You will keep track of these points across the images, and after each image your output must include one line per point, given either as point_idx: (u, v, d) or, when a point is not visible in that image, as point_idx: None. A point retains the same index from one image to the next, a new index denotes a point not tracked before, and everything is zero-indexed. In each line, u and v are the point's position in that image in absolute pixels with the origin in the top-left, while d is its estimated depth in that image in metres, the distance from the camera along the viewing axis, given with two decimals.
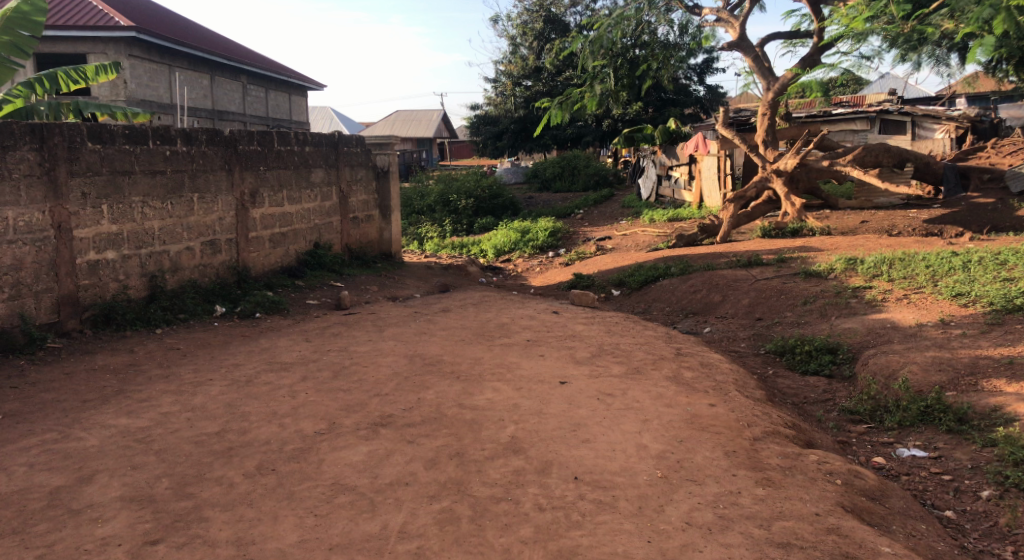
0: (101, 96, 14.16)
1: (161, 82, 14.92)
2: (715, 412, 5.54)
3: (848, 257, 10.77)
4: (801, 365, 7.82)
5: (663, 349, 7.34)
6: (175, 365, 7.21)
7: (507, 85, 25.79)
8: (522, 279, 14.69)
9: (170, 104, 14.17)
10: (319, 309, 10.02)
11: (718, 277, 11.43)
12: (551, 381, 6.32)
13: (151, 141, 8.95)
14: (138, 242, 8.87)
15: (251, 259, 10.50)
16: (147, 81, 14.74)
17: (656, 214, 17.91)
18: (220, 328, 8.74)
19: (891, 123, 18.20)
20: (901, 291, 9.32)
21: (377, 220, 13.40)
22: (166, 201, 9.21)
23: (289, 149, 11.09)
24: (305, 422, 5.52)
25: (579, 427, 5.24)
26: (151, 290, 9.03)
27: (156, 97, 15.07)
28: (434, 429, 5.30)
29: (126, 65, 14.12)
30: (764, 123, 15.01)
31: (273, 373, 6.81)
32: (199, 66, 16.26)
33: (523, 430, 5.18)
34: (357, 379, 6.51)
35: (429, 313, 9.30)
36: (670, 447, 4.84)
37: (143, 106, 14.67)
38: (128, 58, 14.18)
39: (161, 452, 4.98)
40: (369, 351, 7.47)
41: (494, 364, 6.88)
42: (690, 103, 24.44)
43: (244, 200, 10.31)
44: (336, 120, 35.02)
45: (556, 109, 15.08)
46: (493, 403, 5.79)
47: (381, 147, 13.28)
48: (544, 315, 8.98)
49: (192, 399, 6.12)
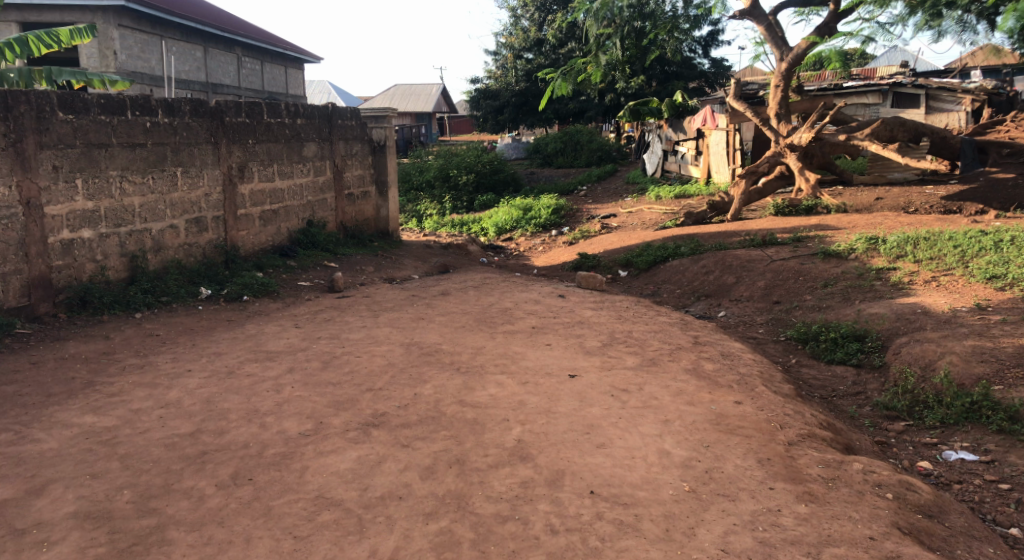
0: (89, 68, 13.50)
1: (154, 54, 14.30)
2: (743, 411, 5.01)
3: (869, 236, 10.23)
4: (827, 354, 7.34)
5: (680, 338, 6.81)
6: (153, 354, 6.66)
7: (508, 58, 25.11)
8: (525, 259, 14.13)
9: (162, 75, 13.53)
10: (311, 291, 9.44)
11: (731, 257, 10.89)
12: (560, 374, 5.79)
13: (129, 112, 8.36)
14: (117, 219, 8.32)
15: (240, 237, 9.95)
16: (138, 52, 14.11)
17: (662, 191, 17.34)
18: (205, 313, 8.17)
19: (905, 97, 17.61)
20: (930, 274, 8.81)
21: (374, 197, 12.83)
22: (147, 175, 8.63)
23: (280, 122, 10.51)
24: (289, 422, 4.98)
25: (594, 428, 4.72)
26: (131, 271, 8.49)
27: (148, 69, 14.43)
28: (432, 430, 4.78)
29: (115, 35, 13.46)
30: (777, 95, 14.41)
31: (258, 363, 6.28)
32: (191, 36, 15.56)
33: (531, 433, 4.66)
34: (348, 371, 5.97)
35: (427, 297, 8.75)
36: (696, 455, 4.31)
37: (133, 78, 14.03)
38: (118, 29, 13.51)
39: (126, 458, 4.45)
40: (362, 339, 6.93)
41: (498, 354, 6.35)
42: (694, 77, 23.77)
43: (231, 175, 9.73)
44: (334, 95, 34.31)
45: (560, 81, 14.45)
46: (496, 400, 5.25)
47: (377, 120, 12.67)
48: (550, 299, 8.45)
49: (167, 393, 5.57)
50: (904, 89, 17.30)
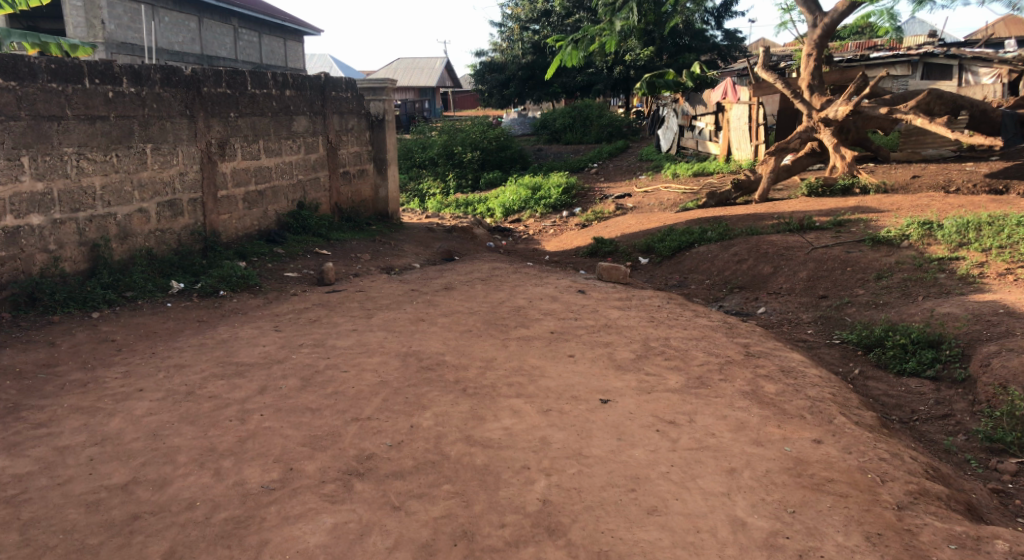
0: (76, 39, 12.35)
1: (145, 26, 13.19)
2: (827, 455, 3.94)
3: (922, 220, 9.12)
4: (896, 364, 6.25)
5: (728, 348, 5.72)
6: (102, 367, 5.58)
7: (515, 30, 23.87)
8: (534, 243, 13.05)
9: (153, 47, 12.40)
10: (298, 283, 8.34)
11: (767, 244, 9.79)
12: (588, 399, 4.71)
13: (87, 79, 7.24)
14: (74, 203, 7.23)
15: (221, 222, 8.86)
16: (128, 21, 12.98)
17: (679, 169, 16.19)
18: (174, 311, 7.08)
19: (936, 68, 16.39)
20: (1003, 266, 7.74)
21: (371, 176, 11.70)
22: (110, 152, 7.51)
23: (265, 94, 9.38)
24: (251, 468, 3.92)
25: (641, 483, 3.67)
26: (92, 262, 7.41)
27: (138, 40, 13.31)
28: (433, 483, 3.72)
29: (103, 3, 12.30)
30: (809, 64, 13.21)
31: (224, 381, 5.21)
32: (185, 5, 14.38)
33: (559, 488, 3.62)
34: (331, 393, 4.90)
35: (428, 292, 7.65)
36: (779, 531, 3.29)
37: (123, 50, 12.92)
38: None
39: (30, 527, 3.43)
40: (351, 348, 5.85)
41: (512, 370, 5.25)
42: (707, 49, 22.43)
43: (210, 152, 8.62)
44: (335, 68, 33.05)
45: (571, 49, 13.24)
46: (512, 438, 4.17)
47: (375, 92, 11.51)
48: (568, 296, 7.36)
49: (106, 423, 4.49)
50: (935, 60, 16.08)
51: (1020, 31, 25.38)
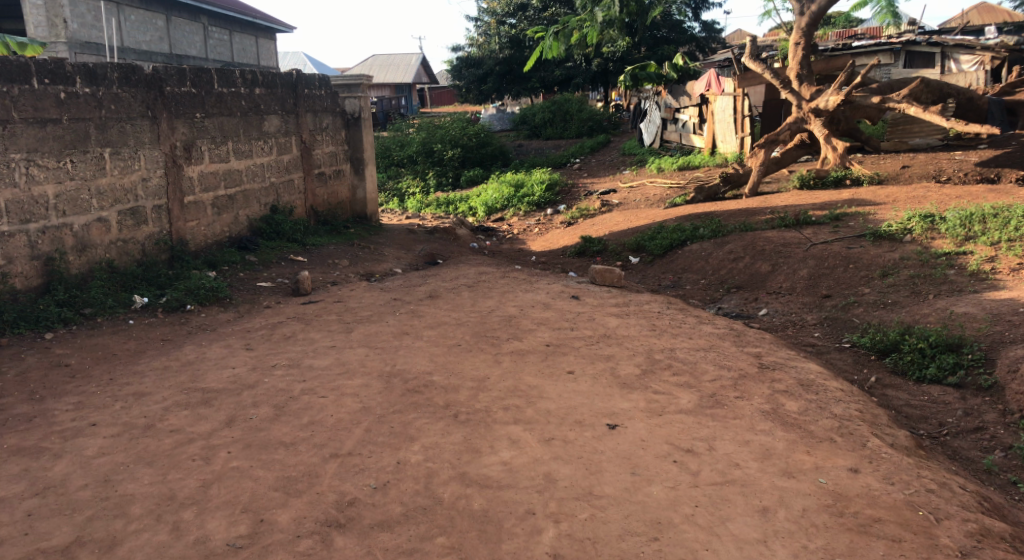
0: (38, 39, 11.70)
1: (110, 24, 12.54)
2: (868, 487, 3.53)
3: (923, 213, 8.72)
4: (915, 370, 5.81)
5: (740, 360, 5.27)
6: (52, 399, 5.03)
7: (491, 24, 23.32)
8: (519, 243, 12.56)
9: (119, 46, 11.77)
10: (271, 294, 7.80)
11: (762, 241, 9.37)
12: (594, 424, 4.24)
13: (35, 80, 6.68)
14: (24, 213, 6.65)
15: (188, 229, 8.29)
16: (92, 20, 12.34)
17: (664, 162, 15.75)
18: (136, 330, 6.52)
19: (919, 56, 16.05)
20: (1014, 260, 7.35)
21: (348, 177, 11.16)
22: (63, 158, 6.94)
23: (233, 92, 8.83)
24: (218, 522, 3.45)
25: (663, 530, 3.27)
26: (47, 278, 6.84)
27: (103, 39, 12.66)
28: (426, 538, 3.28)
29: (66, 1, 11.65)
30: (796, 53, 12.76)
31: (188, 411, 4.68)
32: (153, 3, 13.75)
33: (570, 539, 3.23)
34: (308, 424, 4.40)
35: (411, 301, 7.15)
36: None
37: (87, 51, 12.29)
38: None
39: None
40: (329, 369, 5.34)
41: (507, 391, 4.77)
42: (686, 41, 22.05)
43: (176, 155, 8.05)
44: (310, 66, 32.31)
45: (552, 41, 12.72)
46: (513, 474, 3.71)
47: (350, 89, 10.97)
48: (560, 302, 6.90)
49: (50, 468, 3.97)
50: (918, 48, 15.72)
51: (994, 18, 25.26)
